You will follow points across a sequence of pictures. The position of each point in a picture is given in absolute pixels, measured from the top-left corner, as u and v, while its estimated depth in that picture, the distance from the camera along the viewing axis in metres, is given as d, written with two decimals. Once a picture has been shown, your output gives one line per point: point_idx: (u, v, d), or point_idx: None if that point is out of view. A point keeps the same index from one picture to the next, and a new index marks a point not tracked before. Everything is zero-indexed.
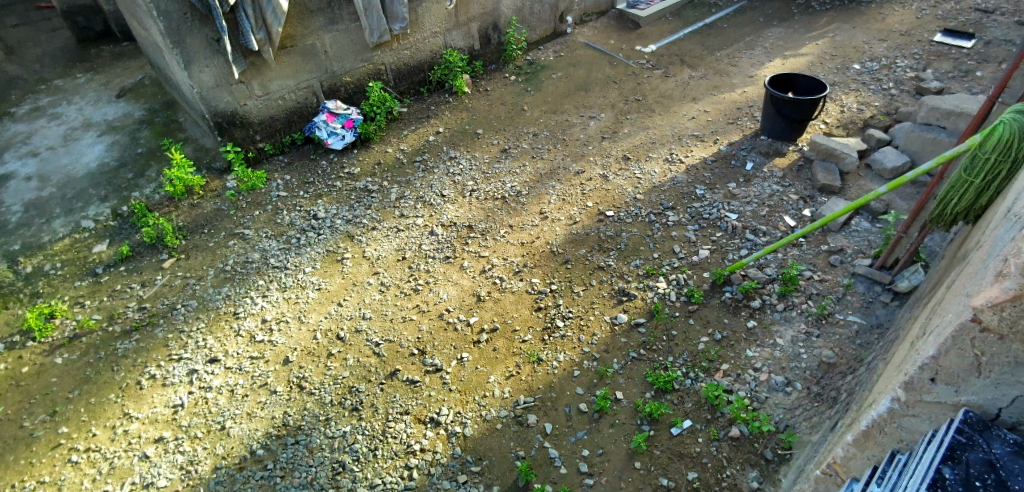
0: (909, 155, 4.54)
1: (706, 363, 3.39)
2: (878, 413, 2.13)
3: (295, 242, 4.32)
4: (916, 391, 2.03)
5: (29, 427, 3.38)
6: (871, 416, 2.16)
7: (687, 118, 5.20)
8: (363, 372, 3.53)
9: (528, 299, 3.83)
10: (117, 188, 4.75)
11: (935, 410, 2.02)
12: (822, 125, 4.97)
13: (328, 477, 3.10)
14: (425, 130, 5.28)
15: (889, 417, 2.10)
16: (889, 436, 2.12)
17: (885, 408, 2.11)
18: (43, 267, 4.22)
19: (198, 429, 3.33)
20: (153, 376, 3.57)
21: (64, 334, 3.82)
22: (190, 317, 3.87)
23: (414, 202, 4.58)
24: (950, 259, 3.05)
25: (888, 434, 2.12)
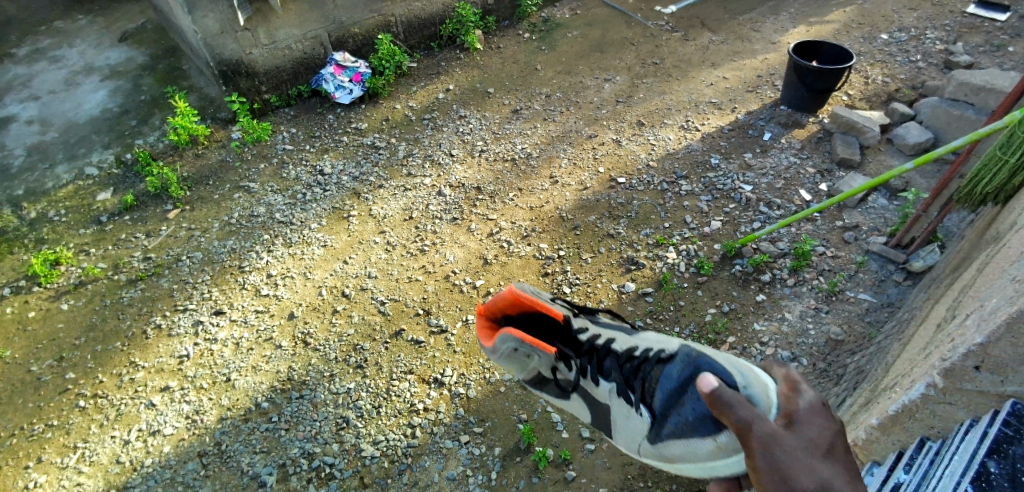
0: (933, 131, 4.40)
1: (713, 335, 3.36)
2: (910, 398, 2.07)
3: (301, 198, 4.30)
4: (955, 378, 1.95)
5: (36, 371, 3.43)
6: (902, 401, 2.11)
7: (705, 84, 5.06)
8: (368, 330, 3.53)
9: (535, 264, 3.80)
10: (120, 135, 4.72)
11: (974, 398, 1.95)
12: (845, 96, 4.82)
13: (332, 431, 3.13)
14: (435, 87, 5.18)
15: (923, 403, 2.04)
16: (920, 421, 2.09)
17: (919, 393, 2.04)
18: (48, 213, 4.23)
19: (203, 380, 3.36)
20: (158, 326, 3.60)
21: (69, 281, 3.85)
22: (195, 270, 3.88)
23: (421, 161, 4.53)
24: (977, 239, 2.97)
25: (919, 419, 2.09)
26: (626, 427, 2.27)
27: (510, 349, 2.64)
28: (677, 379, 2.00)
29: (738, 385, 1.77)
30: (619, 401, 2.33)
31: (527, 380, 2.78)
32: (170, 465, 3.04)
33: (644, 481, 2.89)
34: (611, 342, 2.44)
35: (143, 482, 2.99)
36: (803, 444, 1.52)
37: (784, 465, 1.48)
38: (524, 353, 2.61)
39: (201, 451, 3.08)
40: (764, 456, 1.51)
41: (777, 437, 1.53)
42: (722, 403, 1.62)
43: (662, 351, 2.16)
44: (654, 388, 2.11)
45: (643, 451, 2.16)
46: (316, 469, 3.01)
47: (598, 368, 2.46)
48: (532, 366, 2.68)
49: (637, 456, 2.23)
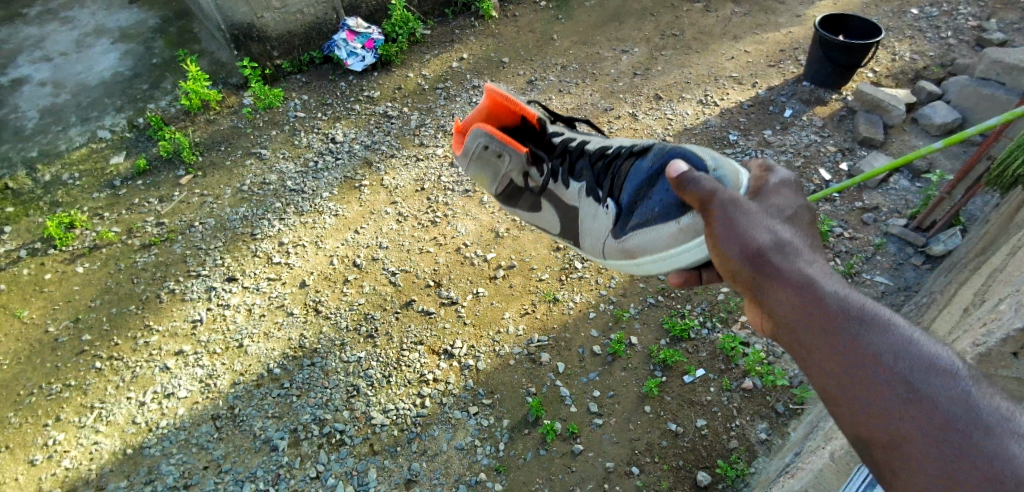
0: (961, 112, 4.27)
1: (724, 313, 3.32)
2: None
3: (313, 166, 4.29)
4: None
5: (53, 332, 3.50)
6: None
7: (725, 57, 4.94)
8: (379, 300, 3.54)
9: (547, 238, 3.77)
10: (133, 99, 4.72)
11: None
12: (871, 73, 4.68)
13: (343, 399, 3.16)
14: (449, 56, 5.11)
15: None
16: None
17: None
18: (62, 176, 4.27)
19: (216, 345, 3.40)
20: (172, 291, 3.64)
21: (84, 244, 3.89)
22: (208, 236, 3.91)
23: (434, 131, 4.49)
24: (1006, 222, 2.88)
25: None
26: (594, 226, 2.38)
27: (482, 147, 2.65)
28: (648, 170, 2.12)
29: (709, 167, 1.90)
30: (590, 201, 2.40)
31: (499, 194, 2.81)
32: (184, 427, 3.09)
33: (650, 457, 2.89)
34: (587, 145, 2.51)
35: (158, 443, 3.04)
36: (762, 209, 1.67)
37: (741, 223, 1.63)
38: (496, 150, 2.63)
39: (215, 414, 3.13)
40: (723, 215, 1.66)
41: (736, 199, 1.68)
42: (686, 177, 1.78)
43: (634, 146, 2.25)
44: (625, 181, 2.23)
45: (608, 250, 2.31)
46: (327, 435, 3.04)
47: (569, 170, 2.51)
48: (503, 174, 2.70)
49: (604, 251, 2.34)
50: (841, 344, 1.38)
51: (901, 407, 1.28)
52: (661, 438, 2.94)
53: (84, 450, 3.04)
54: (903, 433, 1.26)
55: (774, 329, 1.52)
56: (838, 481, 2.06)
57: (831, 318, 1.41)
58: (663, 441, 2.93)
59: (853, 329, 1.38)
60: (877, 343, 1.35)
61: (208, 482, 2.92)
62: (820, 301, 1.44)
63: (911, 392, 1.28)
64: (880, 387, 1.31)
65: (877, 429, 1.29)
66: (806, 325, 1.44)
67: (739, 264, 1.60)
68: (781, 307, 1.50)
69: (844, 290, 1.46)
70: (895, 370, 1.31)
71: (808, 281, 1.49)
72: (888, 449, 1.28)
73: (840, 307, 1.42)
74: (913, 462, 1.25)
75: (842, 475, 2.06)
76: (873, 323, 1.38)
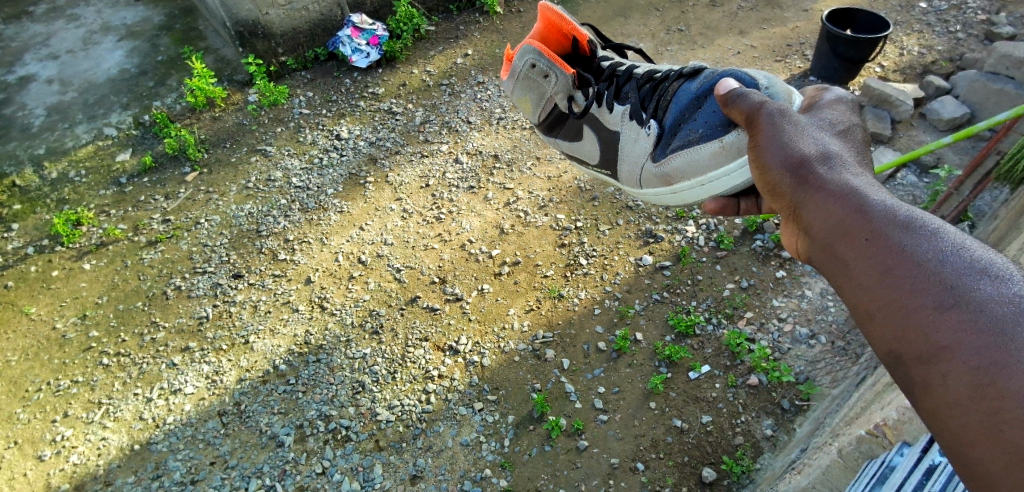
0: (970, 107, 4.22)
1: (730, 309, 3.31)
2: None
3: (318, 163, 4.30)
4: None
5: (61, 328, 3.52)
6: None
7: (731, 53, 4.91)
8: (385, 297, 3.54)
9: (552, 235, 3.76)
10: (138, 96, 4.74)
11: None
12: (878, 68, 4.65)
13: (348, 395, 3.17)
14: (453, 52, 5.10)
15: None
16: None
17: None
18: (68, 173, 4.29)
19: (222, 341, 3.41)
20: (178, 287, 3.65)
21: (90, 241, 3.91)
22: (213, 233, 3.92)
23: (439, 127, 4.48)
24: (1015, 217, 2.85)
25: None
26: (632, 150, 2.27)
27: (529, 65, 2.53)
28: (694, 91, 2.01)
29: (762, 85, 1.81)
30: (631, 124, 2.28)
31: (540, 122, 2.69)
32: (192, 423, 3.11)
33: (655, 453, 2.89)
34: (634, 68, 2.37)
35: (165, 439, 3.06)
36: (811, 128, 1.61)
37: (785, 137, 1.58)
38: (542, 69, 2.52)
39: (221, 410, 3.14)
40: (767, 129, 1.62)
41: (782, 114, 1.63)
42: (734, 92, 1.75)
43: (684, 67, 2.10)
44: (669, 103, 2.11)
45: (646, 175, 2.22)
46: (333, 431, 3.05)
47: (615, 94, 2.38)
48: (548, 97, 2.57)
49: (643, 176, 2.25)
50: (878, 251, 1.29)
51: (940, 311, 1.16)
52: (666, 434, 2.93)
53: (92, 446, 3.06)
54: (938, 340, 1.15)
55: (809, 245, 1.45)
56: (846, 477, 2.05)
57: (871, 225, 1.33)
58: (668, 437, 2.92)
59: (894, 235, 1.28)
60: (920, 247, 1.24)
61: (216, 478, 2.93)
62: (861, 209, 1.36)
63: (954, 295, 1.16)
64: (921, 291, 1.20)
65: (912, 337, 1.19)
66: (843, 235, 1.37)
67: (778, 180, 1.55)
68: (817, 218, 1.43)
69: (891, 202, 1.36)
70: (937, 273, 1.20)
71: (850, 192, 1.41)
72: (920, 357, 1.17)
73: (883, 216, 1.33)
74: (948, 370, 1.12)
75: (849, 471, 2.03)
76: (919, 231, 1.27)
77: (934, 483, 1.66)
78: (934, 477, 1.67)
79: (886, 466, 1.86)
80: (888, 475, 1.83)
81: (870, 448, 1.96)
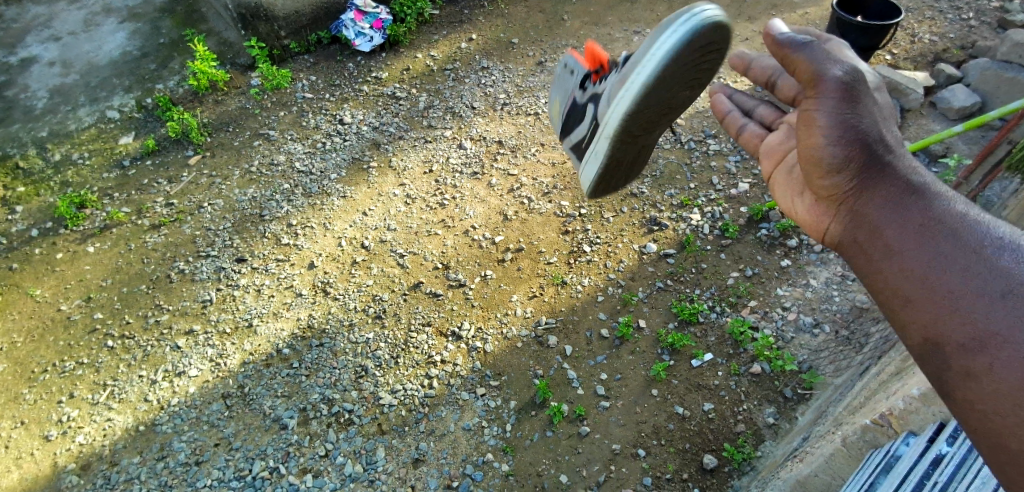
0: (981, 96, 4.15)
1: (734, 298, 3.30)
2: None
3: (321, 147, 4.29)
4: None
5: (66, 310, 3.54)
6: None
7: (739, 39, 4.86)
8: (387, 282, 3.55)
9: (556, 222, 3.74)
10: (141, 79, 4.72)
11: None
12: (889, 55, 4.59)
13: (351, 379, 3.18)
14: (457, 36, 5.06)
15: None
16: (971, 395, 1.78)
17: None
18: (71, 156, 4.29)
19: (226, 325, 3.42)
20: (181, 271, 3.66)
21: (94, 224, 3.92)
22: (216, 217, 3.93)
23: (443, 112, 4.46)
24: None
25: None
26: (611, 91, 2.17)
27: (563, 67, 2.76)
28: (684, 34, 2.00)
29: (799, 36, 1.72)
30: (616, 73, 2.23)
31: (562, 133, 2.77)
32: (196, 405, 3.13)
33: (657, 439, 2.89)
34: None
35: (170, 421, 3.09)
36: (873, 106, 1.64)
37: (852, 113, 1.59)
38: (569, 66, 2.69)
39: (225, 393, 3.16)
40: (833, 97, 1.60)
41: (853, 82, 1.61)
42: (790, 48, 1.70)
43: None
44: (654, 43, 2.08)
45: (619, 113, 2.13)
46: (336, 414, 3.07)
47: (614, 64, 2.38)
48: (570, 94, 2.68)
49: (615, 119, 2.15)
50: (943, 245, 1.39)
51: (1003, 310, 1.26)
52: (668, 421, 2.94)
53: (97, 426, 3.09)
54: (991, 336, 1.25)
55: (863, 233, 1.57)
56: (849, 467, 2.04)
57: (940, 221, 1.43)
58: (670, 424, 2.93)
59: (967, 233, 1.38)
60: (992, 247, 1.34)
61: (219, 460, 2.96)
62: (926, 208, 1.47)
63: (1021, 296, 1.26)
64: (985, 288, 1.29)
65: (963, 329, 1.30)
66: (909, 226, 1.46)
67: (839, 160, 1.60)
68: (881, 206, 1.54)
69: (953, 201, 1.47)
70: (1003, 273, 1.29)
71: (913, 189, 1.52)
72: (970, 350, 1.28)
73: (955, 214, 1.43)
74: (997, 366, 1.23)
75: (853, 459, 2.03)
76: (989, 232, 1.37)
77: (941, 473, 1.66)
78: (941, 468, 1.68)
79: (891, 455, 1.88)
80: (893, 464, 1.84)
81: (875, 437, 1.98)
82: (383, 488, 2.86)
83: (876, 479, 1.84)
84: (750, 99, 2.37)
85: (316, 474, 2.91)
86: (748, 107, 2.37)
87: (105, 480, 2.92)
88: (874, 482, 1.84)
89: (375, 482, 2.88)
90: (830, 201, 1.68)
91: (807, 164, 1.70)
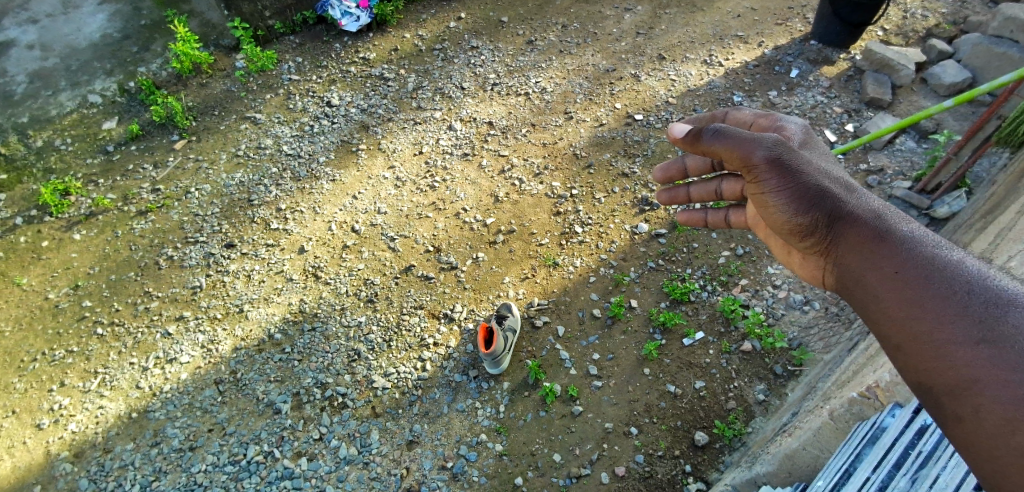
0: (972, 71, 4.14)
1: (725, 277, 3.31)
2: None
3: (309, 130, 4.24)
4: None
5: (54, 299, 3.51)
6: None
7: (731, 16, 4.81)
8: (379, 266, 3.53)
9: (547, 203, 3.73)
10: (123, 62, 4.62)
11: None
12: (880, 31, 4.58)
13: (344, 363, 3.18)
14: (446, 15, 4.98)
15: None
16: None
17: None
18: (54, 142, 4.22)
19: (217, 310, 3.41)
20: (170, 257, 3.63)
21: (80, 211, 3.88)
22: (204, 202, 3.88)
23: (432, 93, 4.41)
24: (1014, 181, 2.85)
25: None
26: None
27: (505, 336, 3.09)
28: None
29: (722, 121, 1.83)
30: None
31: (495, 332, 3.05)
32: (188, 391, 3.12)
33: (649, 417, 2.91)
34: None
35: (162, 407, 3.08)
36: (811, 165, 1.65)
37: (790, 179, 1.63)
38: None
39: (217, 379, 3.16)
40: (768, 176, 1.65)
41: (777, 153, 1.65)
42: (711, 131, 1.73)
43: None
44: None
45: None
46: (329, 398, 3.07)
47: None
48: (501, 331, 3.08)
49: None
50: (911, 290, 1.37)
51: (970, 348, 1.26)
52: (659, 400, 2.96)
53: (90, 414, 3.08)
54: (967, 374, 1.25)
55: (845, 288, 1.53)
56: (836, 440, 2.06)
57: (904, 263, 1.40)
58: (662, 402, 2.95)
59: (930, 274, 1.36)
60: (950, 284, 1.33)
61: (214, 445, 2.96)
62: (892, 251, 1.44)
63: (984, 331, 1.25)
64: (953, 327, 1.29)
65: (943, 370, 1.28)
66: (878, 274, 1.44)
67: (799, 221, 1.61)
68: (850, 258, 1.51)
69: (915, 236, 1.44)
70: (965, 309, 1.29)
71: (878, 234, 1.48)
72: (953, 389, 1.26)
73: (915, 253, 1.40)
74: (982, 404, 1.22)
75: (839, 432, 2.05)
76: (949, 267, 1.35)
77: (926, 442, 1.69)
78: (925, 437, 1.71)
79: (877, 426, 1.89)
80: (879, 436, 1.86)
81: (861, 410, 1.99)
82: (377, 471, 2.87)
83: (861, 451, 1.87)
84: (707, 182, 2.10)
85: (311, 457, 2.91)
86: (711, 190, 2.10)
87: (98, 468, 2.92)
88: (860, 454, 1.86)
89: (370, 464, 2.89)
90: (809, 259, 1.65)
91: (780, 230, 1.70)
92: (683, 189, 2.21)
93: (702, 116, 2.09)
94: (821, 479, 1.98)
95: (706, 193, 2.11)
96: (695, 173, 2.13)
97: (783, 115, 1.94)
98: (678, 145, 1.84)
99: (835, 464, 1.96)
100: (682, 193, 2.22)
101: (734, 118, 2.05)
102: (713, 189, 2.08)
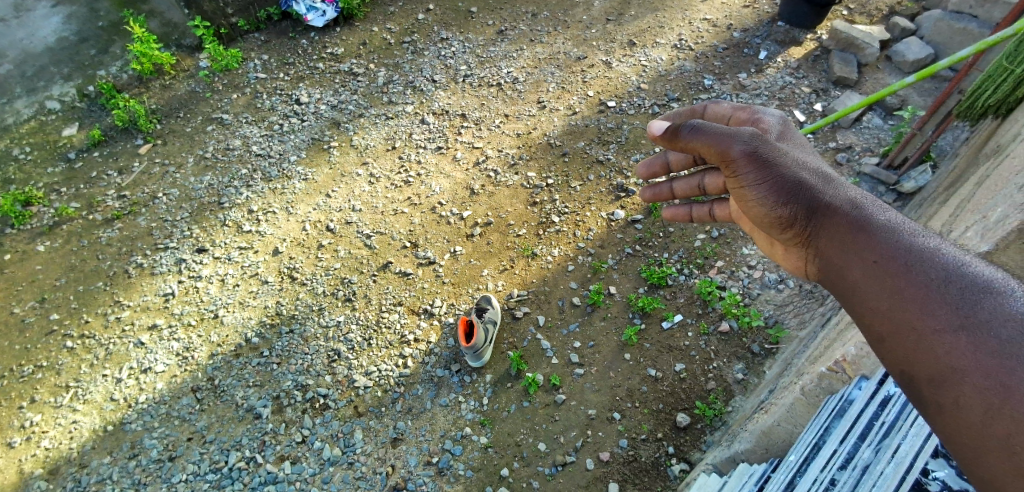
0: (935, 47, 4.21)
1: (701, 260, 3.34)
2: None
3: (278, 129, 4.17)
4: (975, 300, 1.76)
5: (19, 313, 3.42)
6: None
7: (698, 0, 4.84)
8: (355, 264, 3.50)
9: (523, 194, 3.72)
10: (80, 66, 4.42)
11: None
12: (845, 11, 4.64)
13: (324, 364, 3.16)
14: (414, 7, 4.93)
15: None
16: None
17: None
18: (12, 152, 4.11)
19: (191, 317, 3.35)
20: (140, 265, 3.56)
21: (42, 222, 3.78)
22: (172, 207, 3.81)
23: (403, 87, 4.36)
24: (973, 155, 2.93)
25: None
26: None
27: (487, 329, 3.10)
28: None
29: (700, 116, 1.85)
30: None
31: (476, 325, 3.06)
32: (164, 401, 3.07)
33: (630, 402, 2.94)
34: None
35: (139, 418, 3.03)
36: (789, 158, 1.67)
37: (768, 172, 1.65)
38: None
39: (195, 386, 3.11)
40: (746, 170, 1.67)
41: (755, 147, 1.67)
42: (687, 127, 1.74)
43: None
44: None
45: None
46: (311, 400, 3.05)
47: None
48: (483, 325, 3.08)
49: None
50: (891, 279, 1.39)
51: (950, 335, 1.28)
52: (641, 384, 2.98)
53: (63, 429, 3.02)
54: (946, 361, 1.27)
55: (827, 279, 1.55)
56: (809, 415, 2.12)
57: (883, 252, 1.42)
58: (643, 386, 2.98)
59: (907, 262, 1.38)
60: (928, 272, 1.35)
61: (194, 453, 2.92)
62: (871, 240, 1.46)
63: (961, 318, 1.28)
64: (932, 315, 1.31)
65: (923, 358, 1.30)
66: (858, 264, 1.46)
67: (780, 214, 1.63)
68: (832, 248, 1.53)
69: (894, 224, 1.47)
70: (944, 297, 1.31)
71: (857, 224, 1.51)
72: (931, 375, 1.29)
73: (893, 241, 1.43)
74: (960, 390, 1.24)
75: (811, 407, 2.10)
76: (925, 255, 1.38)
77: (889, 413, 1.75)
78: (888, 408, 1.77)
79: (844, 399, 1.93)
80: (846, 408, 1.90)
81: (830, 384, 2.04)
82: (362, 470, 2.85)
83: (829, 425, 1.91)
84: (690, 178, 2.10)
85: (294, 460, 2.89)
86: (694, 186, 2.10)
87: (75, 484, 2.87)
88: (828, 427, 1.91)
89: (354, 464, 2.87)
90: (793, 251, 1.67)
91: (761, 224, 1.72)
92: (665, 185, 2.19)
93: (682, 111, 2.09)
94: (792, 454, 2.00)
95: (690, 189, 2.11)
96: (678, 167, 2.15)
97: (759, 108, 1.95)
98: (658, 143, 1.85)
99: (805, 439, 1.99)
100: (665, 189, 2.19)
101: (714, 111, 2.08)
102: (696, 184, 2.08)
